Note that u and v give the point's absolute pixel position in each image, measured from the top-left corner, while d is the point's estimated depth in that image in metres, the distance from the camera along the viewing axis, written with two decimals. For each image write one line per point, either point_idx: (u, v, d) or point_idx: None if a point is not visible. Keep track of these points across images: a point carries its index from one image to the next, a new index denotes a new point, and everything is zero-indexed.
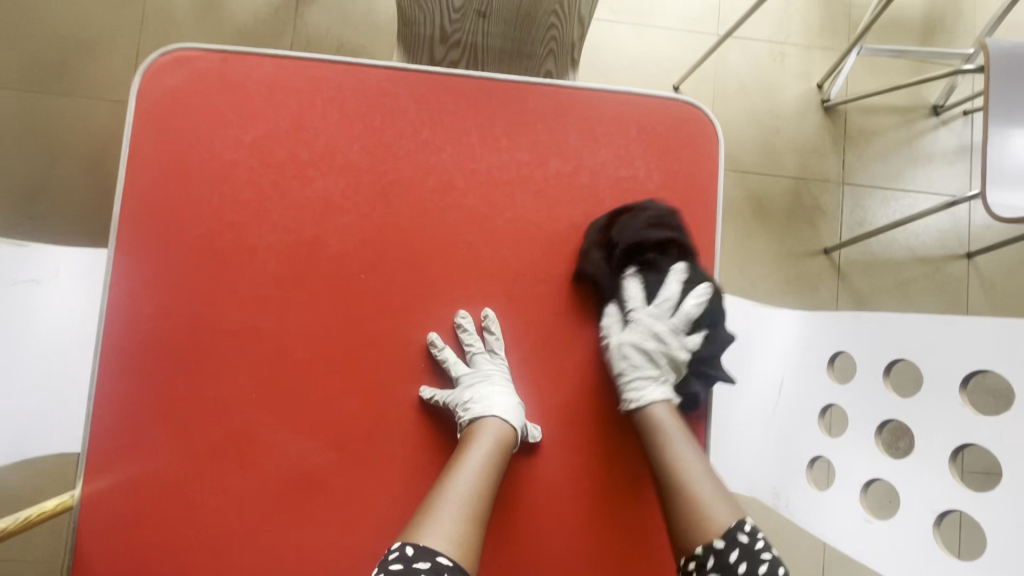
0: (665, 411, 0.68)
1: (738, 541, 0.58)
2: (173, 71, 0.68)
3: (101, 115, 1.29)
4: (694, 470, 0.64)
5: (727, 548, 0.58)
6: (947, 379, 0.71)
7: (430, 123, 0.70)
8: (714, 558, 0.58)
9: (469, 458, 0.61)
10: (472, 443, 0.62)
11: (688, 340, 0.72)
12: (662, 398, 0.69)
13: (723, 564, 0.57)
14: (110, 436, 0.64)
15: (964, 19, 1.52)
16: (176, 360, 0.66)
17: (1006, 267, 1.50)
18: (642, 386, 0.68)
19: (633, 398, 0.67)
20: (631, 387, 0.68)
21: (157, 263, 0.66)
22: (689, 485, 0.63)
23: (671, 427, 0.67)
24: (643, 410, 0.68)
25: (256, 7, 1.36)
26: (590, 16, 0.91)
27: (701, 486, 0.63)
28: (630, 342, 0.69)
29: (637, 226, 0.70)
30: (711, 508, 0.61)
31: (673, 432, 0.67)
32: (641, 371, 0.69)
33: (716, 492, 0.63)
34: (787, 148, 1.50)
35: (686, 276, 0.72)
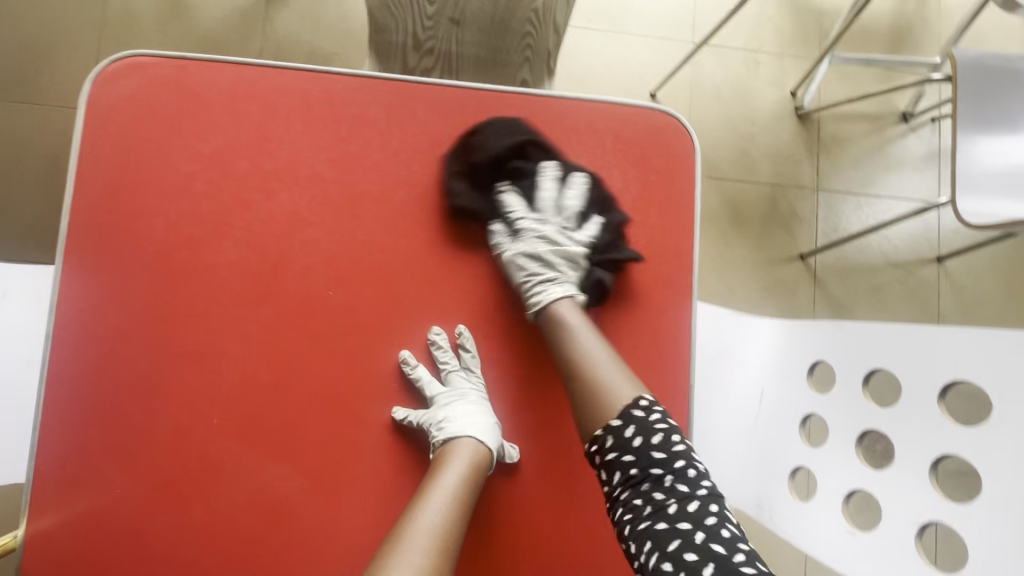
0: (572, 306, 0.66)
1: (633, 417, 0.58)
2: (125, 78, 0.64)
3: (60, 125, 1.25)
4: (596, 356, 0.62)
5: (624, 425, 0.58)
6: (926, 389, 0.71)
7: (402, 133, 0.67)
8: (612, 437, 0.58)
9: (439, 484, 0.57)
10: (445, 466, 0.58)
11: (583, 235, 0.70)
12: (566, 293, 0.67)
13: (623, 441, 0.58)
14: (58, 469, 0.60)
15: (930, 28, 1.56)
16: (129, 385, 0.62)
17: (975, 271, 1.53)
18: (543, 288, 0.66)
19: (536, 300, 0.65)
20: (532, 291, 0.66)
21: (110, 283, 0.62)
22: (592, 369, 0.61)
23: (574, 317, 0.65)
24: (548, 311, 0.65)
25: (223, 13, 1.33)
26: (565, 22, 0.90)
27: (603, 367, 0.61)
28: (519, 251, 0.67)
29: (497, 136, 0.68)
30: (614, 387, 0.60)
31: (575, 321, 0.65)
32: (541, 273, 0.67)
33: (618, 370, 0.62)
34: (763, 155, 1.51)
35: (559, 171, 0.70)
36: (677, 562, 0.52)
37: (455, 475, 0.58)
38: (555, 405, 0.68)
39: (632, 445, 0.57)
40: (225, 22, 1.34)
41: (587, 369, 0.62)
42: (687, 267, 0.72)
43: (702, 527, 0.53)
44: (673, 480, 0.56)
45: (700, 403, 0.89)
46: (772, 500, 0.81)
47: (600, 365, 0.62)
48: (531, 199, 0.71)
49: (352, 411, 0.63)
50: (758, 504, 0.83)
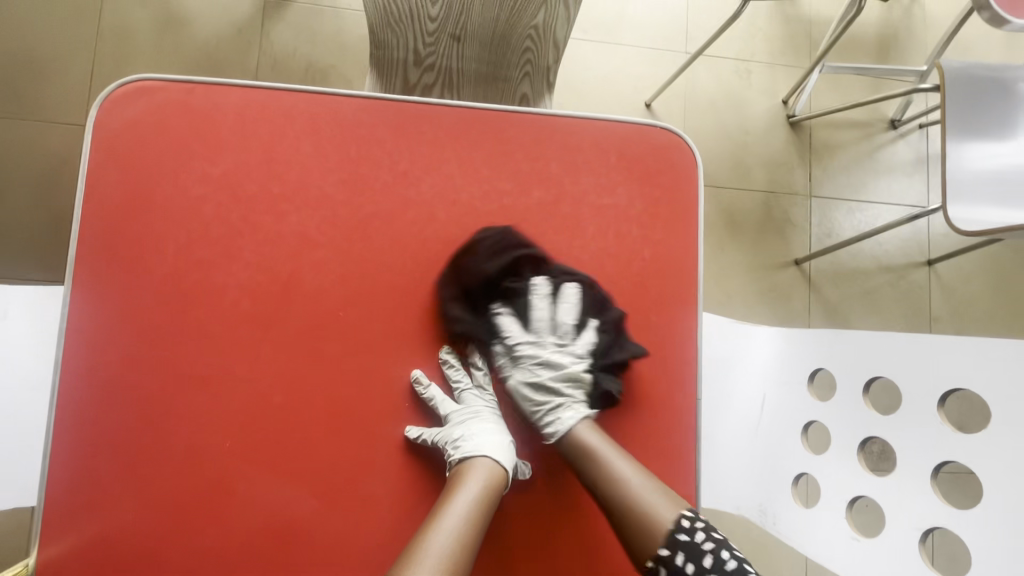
0: (590, 426, 0.67)
1: (679, 542, 0.58)
2: (133, 102, 0.64)
3: (55, 140, 1.24)
4: (632, 480, 0.62)
5: (671, 554, 0.58)
6: (926, 397, 0.72)
7: (410, 153, 0.68)
8: (664, 568, 0.58)
9: (453, 506, 0.57)
10: (458, 490, 0.58)
11: (582, 345, 0.73)
12: (582, 416, 0.68)
13: (674, 568, 0.57)
14: (69, 495, 0.60)
15: (916, 37, 1.60)
16: (140, 409, 0.61)
17: (964, 273, 1.56)
18: (556, 415, 0.68)
19: (551, 429, 0.67)
20: (545, 421, 0.68)
21: (119, 306, 0.62)
22: (624, 490, 0.61)
23: (595, 439, 0.66)
24: (569, 437, 0.67)
25: (220, 28, 1.34)
26: (566, 38, 0.91)
27: (638, 488, 0.61)
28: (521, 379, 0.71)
29: (485, 263, 0.67)
30: (651, 506, 0.60)
31: (603, 446, 0.64)
32: (550, 400, 0.69)
33: (653, 489, 0.62)
34: (757, 163, 1.54)
35: (549, 287, 0.72)
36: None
37: (468, 499, 0.58)
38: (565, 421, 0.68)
39: (684, 573, 0.56)
40: (222, 36, 1.34)
41: (619, 490, 0.61)
42: (690, 281, 0.73)
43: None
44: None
45: (706, 411, 0.90)
46: (775, 506, 0.82)
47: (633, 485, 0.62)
48: (525, 319, 0.74)
49: (363, 431, 0.64)
50: (762, 511, 0.84)
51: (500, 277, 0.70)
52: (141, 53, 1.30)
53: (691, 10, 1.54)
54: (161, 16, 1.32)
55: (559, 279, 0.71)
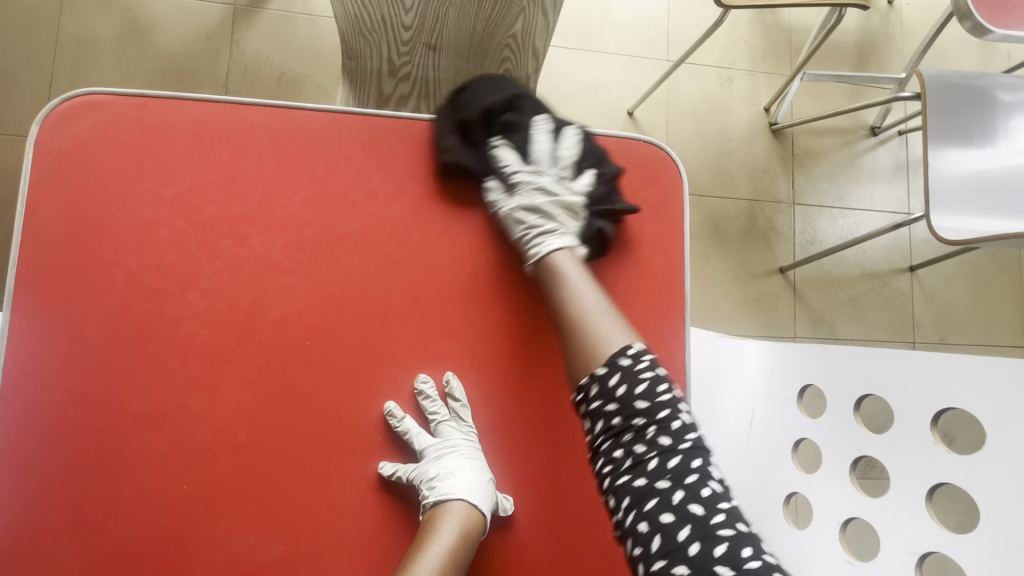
0: (571, 254, 0.62)
1: (619, 365, 0.53)
2: (79, 118, 0.60)
3: (12, 153, 1.19)
4: (589, 303, 0.58)
5: (608, 373, 0.53)
6: (919, 415, 0.71)
7: (381, 170, 0.64)
8: (596, 385, 0.53)
9: (422, 560, 0.52)
10: (429, 540, 0.54)
11: (580, 185, 0.66)
12: (564, 244, 0.63)
13: (608, 390, 0.52)
14: (6, 551, 0.54)
15: (894, 44, 1.60)
16: (87, 453, 0.56)
17: (946, 279, 1.57)
18: (541, 239, 0.63)
19: (535, 251, 0.62)
20: (530, 243, 0.63)
21: (63, 341, 0.57)
22: (583, 318, 0.58)
23: (574, 265, 0.61)
24: (547, 261, 0.62)
25: (188, 35, 1.29)
26: (545, 48, 0.89)
27: (594, 315, 0.57)
28: (516, 205, 0.63)
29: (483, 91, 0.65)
30: (605, 335, 0.56)
31: (576, 273, 0.61)
32: (541, 222, 0.63)
33: (612, 318, 0.58)
34: (740, 170, 1.53)
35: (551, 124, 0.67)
36: (654, 524, 0.48)
37: (440, 547, 0.53)
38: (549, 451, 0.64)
39: (616, 394, 0.52)
40: (189, 45, 1.29)
41: (578, 316, 0.58)
42: (678, 298, 0.70)
43: (682, 485, 0.49)
44: (656, 429, 0.51)
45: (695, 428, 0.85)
46: (767, 529, 0.79)
47: (591, 313, 0.58)
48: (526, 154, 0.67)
49: (334, 469, 0.59)
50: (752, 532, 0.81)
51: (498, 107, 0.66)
52: (104, 63, 1.25)
53: (671, 18, 1.52)
54: (125, 24, 1.27)
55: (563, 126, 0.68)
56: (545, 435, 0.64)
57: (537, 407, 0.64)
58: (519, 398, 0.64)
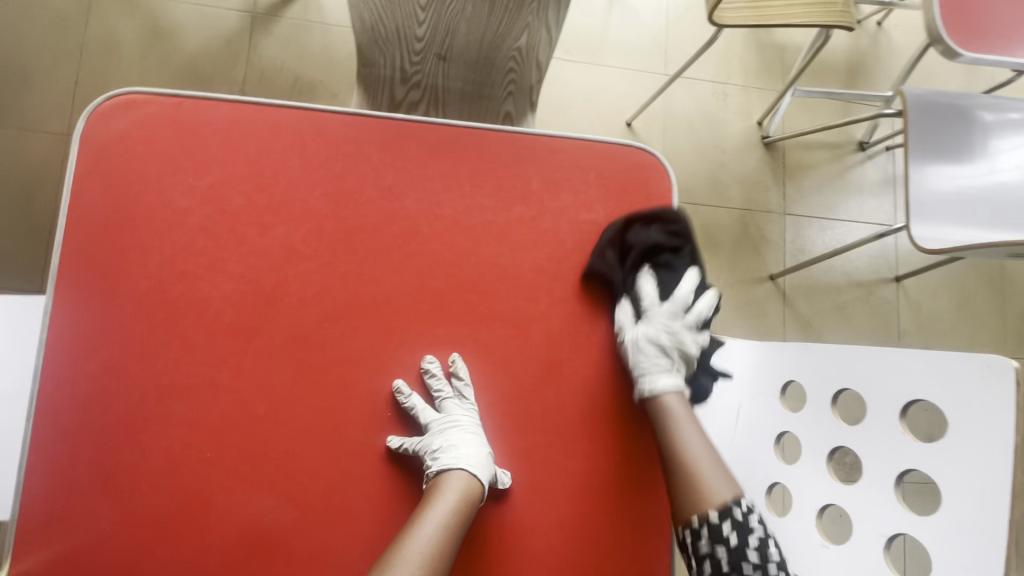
0: (677, 400, 0.69)
1: (732, 513, 0.60)
2: (121, 114, 0.66)
3: (40, 147, 1.26)
4: (698, 448, 0.64)
5: (721, 521, 0.60)
6: (889, 407, 0.76)
7: (394, 169, 0.70)
8: (708, 528, 0.60)
9: (429, 519, 0.57)
10: (439, 497, 0.59)
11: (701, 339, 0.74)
12: (675, 387, 0.69)
13: (720, 536, 0.59)
14: (45, 507, 0.59)
15: (882, 64, 1.68)
16: (121, 420, 0.61)
17: (930, 290, 1.63)
18: (658, 374, 0.69)
19: (649, 385, 0.68)
20: (645, 376, 0.68)
21: (101, 316, 0.62)
22: (695, 464, 0.63)
23: (681, 411, 0.68)
24: (657, 396, 0.68)
25: (208, 40, 1.36)
26: (548, 60, 0.95)
27: (703, 461, 0.64)
28: (645, 335, 0.69)
29: (652, 232, 0.73)
30: (715, 485, 0.62)
31: (684, 419, 0.67)
32: (659, 361, 0.69)
33: (719, 467, 0.64)
34: (733, 181, 1.59)
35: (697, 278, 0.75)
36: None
37: (449, 501, 0.59)
38: (545, 431, 0.69)
39: (728, 542, 0.59)
40: (208, 49, 1.35)
41: (688, 461, 0.64)
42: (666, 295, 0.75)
43: None
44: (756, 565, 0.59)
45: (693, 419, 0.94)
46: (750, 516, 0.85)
47: (699, 459, 0.64)
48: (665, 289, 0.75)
49: (347, 442, 0.64)
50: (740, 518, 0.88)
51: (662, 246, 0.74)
52: (127, 64, 1.32)
53: (669, 34, 1.60)
54: (148, 27, 1.34)
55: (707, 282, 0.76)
56: (541, 417, 0.69)
57: (534, 389, 0.69)
58: (517, 382, 0.69)
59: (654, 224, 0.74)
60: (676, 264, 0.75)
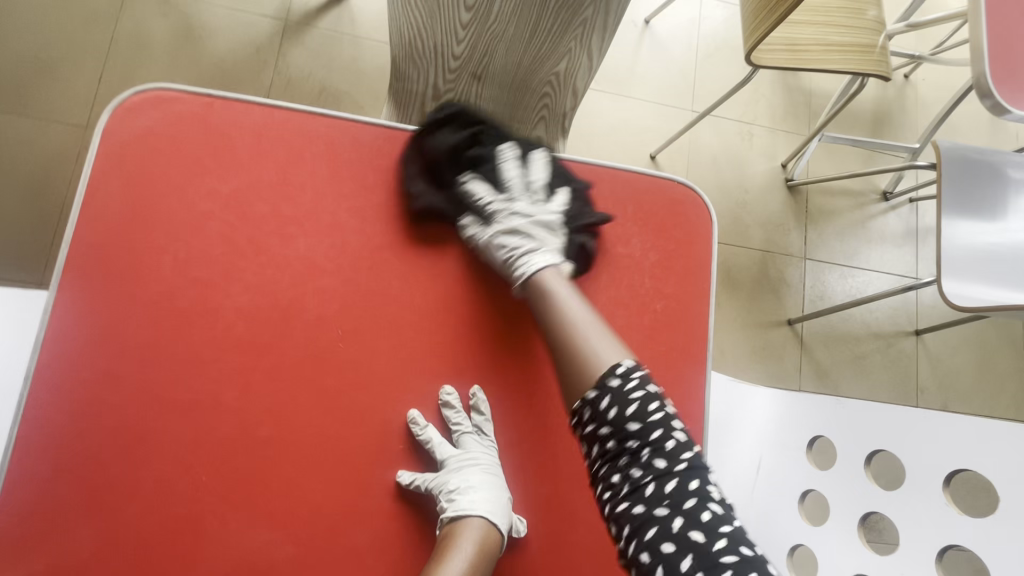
0: (558, 274, 0.64)
1: (608, 387, 0.54)
2: (148, 110, 0.63)
3: (58, 138, 1.25)
4: (578, 316, 0.60)
5: (599, 397, 0.54)
6: (931, 474, 0.72)
7: (427, 187, 0.67)
8: (588, 409, 0.54)
9: (446, 570, 0.52)
10: (456, 543, 0.55)
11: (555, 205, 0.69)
12: (551, 262, 0.65)
13: (599, 414, 0.54)
14: (18, 525, 0.54)
15: (909, 115, 1.67)
16: (112, 433, 0.57)
17: (949, 346, 1.59)
18: (527, 258, 0.64)
19: (523, 272, 0.64)
20: (519, 267, 0.64)
21: (104, 319, 0.58)
22: (574, 336, 0.59)
23: (560, 284, 0.63)
24: (535, 280, 0.64)
25: (238, 44, 1.35)
26: (585, 88, 0.93)
27: (585, 329, 0.59)
28: (496, 232, 0.65)
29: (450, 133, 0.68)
30: (597, 350, 0.58)
31: (563, 292, 0.62)
32: (521, 244, 0.65)
33: (602, 331, 0.60)
34: (754, 222, 1.57)
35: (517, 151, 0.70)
36: (655, 554, 0.49)
37: (470, 549, 0.55)
38: (566, 477, 0.64)
39: (607, 417, 0.53)
40: (237, 53, 1.35)
41: (569, 333, 0.59)
42: (700, 341, 0.70)
43: (680, 510, 0.50)
44: (651, 453, 0.52)
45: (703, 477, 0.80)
46: None
47: (583, 327, 0.59)
48: (496, 183, 0.70)
49: (354, 471, 0.60)
50: None
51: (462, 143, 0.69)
52: (153, 62, 1.31)
53: (698, 72, 1.60)
54: (178, 27, 1.33)
55: (524, 145, 0.71)
56: (563, 460, 0.64)
57: (556, 428, 0.65)
58: (539, 419, 0.65)
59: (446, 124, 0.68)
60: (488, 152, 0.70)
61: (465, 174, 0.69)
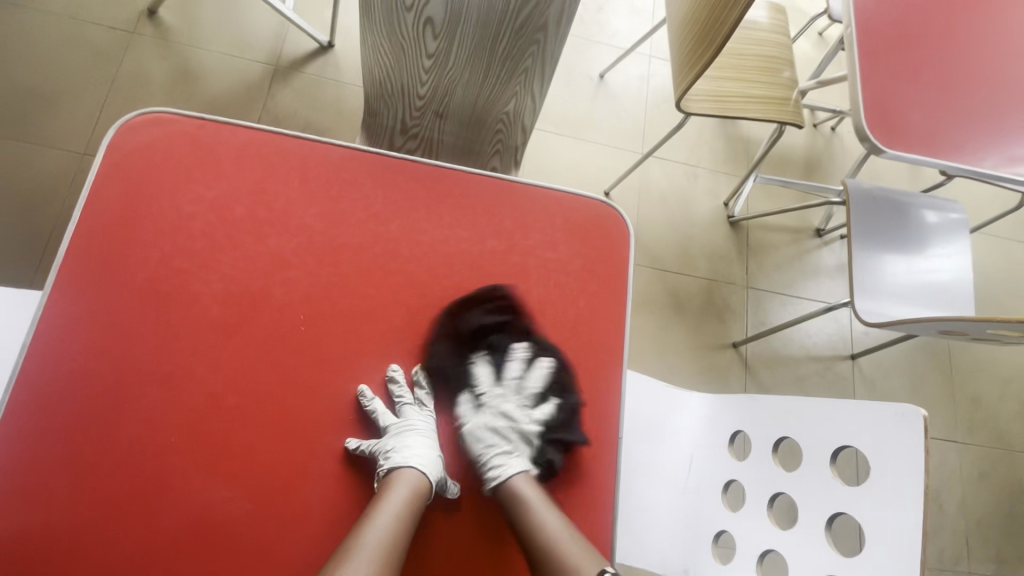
0: (526, 481, 0.72)
1: None
2: (148, 128, 0.74)
3: (54, 162, 1.36)
4: (553, 527, 0.67)
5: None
6: (822, 453, 0.82)
7: (384, 196, 0.78)
8: None
9: (385, 505, 0.64)
10: (392, 486, 0.65)
11: (539, 414, 0.78)
12: (520, 470, 0.73)
13: None
14: (3, 477, 0.61)
15: (836, 162, 1.88)
16: (93, 400, 0.65)
17: (882, 369, 1.72)
18: (501, 461, 0.73)
19: (494, 474, 0.71)
20: (490, 465, 0.72)
21: (93, 300, 0.67)
22: (552, 542, 0.66)
23: (529, 492, 0.71)
24: (505, 485, 0.71)
25: (231, 85, 1.50)
26: (532, 125, 1.08)
27: (563, 539, 0.66)
28: (480, 425, 0.77)
29: (476, 316, 0.77)
30: (579, 561, 0.65)
31: (534, 501, 0.70)
32: (495, 447, 0.74)
33: (575, 542, 0.67)
34: (700, 253, 1.71)
35: (529, 352, 0.79)
36: None
37: (403, 488, 0.66)
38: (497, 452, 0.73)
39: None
40: (229, 93, 1.49)
41: (543, 542, 0.65)
42: (618, 336, 0.80)
43: None
44: None
45: (638, 472, 1.00)
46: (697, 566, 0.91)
47: (558, 536, 0.66)
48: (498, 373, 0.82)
49: (307, 436, 0.68)
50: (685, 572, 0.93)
51: (489, 330, 0.78)
52: (151, 98, 1.44)
53: (647, 119, 1.79)
54: (176, 69, 1.48)
55: (541, 348, 0.78)
56: None
57: None
58: None
59: (473, 306, 0.77)
60: (504, 344, 0.80)
61: (474, 358, 0.82)
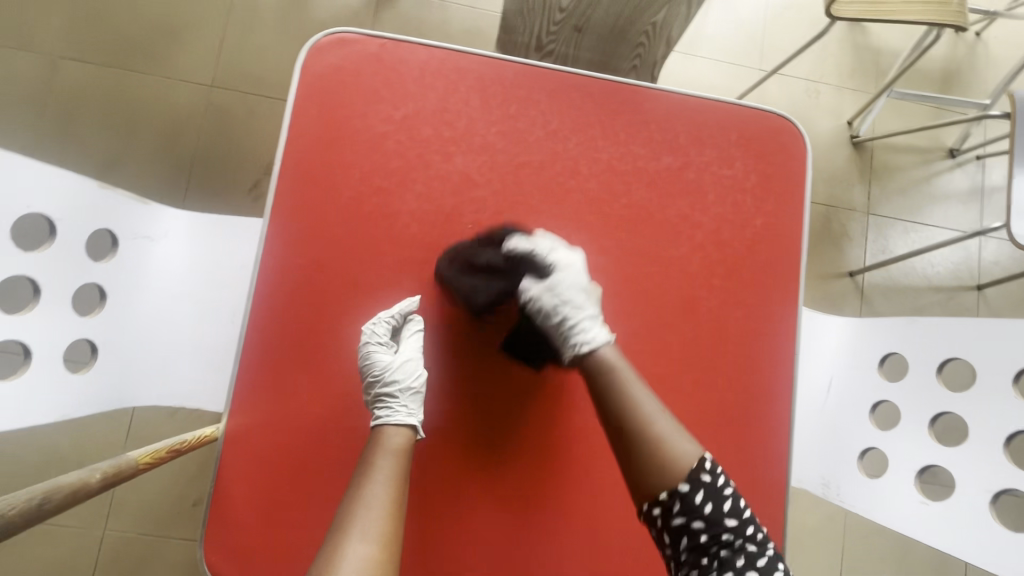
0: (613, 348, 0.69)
1: (702, 482, 0.60)
2: (334, 48, 0.75)
3: (182, 94, 1.41)
4: (653, 411, 0.64)
5: (692, 492, 0.60)
6: (1000, 375, 0.82)
7: (561, 114, 0.78)
8: (680, 502, 0.60)
9: (377, 469, 0.61)
10: (377, 452, 0.63)
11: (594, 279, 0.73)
12: (606, 337, 0.69)
13: (693, 507, 0.60)
14: (257, 376, 0.69)
15: (978, 73, 1.68)
16: (319, 310, 0.71)
17: (1012, 300, 1.62)
18: (585, 331, 0.69)
19: (578, 346, 0.68)
20: (573, 336, 0.69)
21: (307, 219, 0.72)
22: (650, 426, 0.63)
23: (621, 363, 0.68)
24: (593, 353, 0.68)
25: (339, 9, 1.48)
26: (678, 37, 1.02)
27: (661, 421, 0.64)
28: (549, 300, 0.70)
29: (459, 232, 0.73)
30: (677, 443, 0.62)
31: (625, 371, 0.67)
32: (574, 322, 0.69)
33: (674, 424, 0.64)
34: (819, 178, 1.62)
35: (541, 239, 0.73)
36: None
37: (390, 454, 0.63)
38: (679, 366, 0.76)
39: (701, 512, 0.60)
40: (338, 17, 1.47)
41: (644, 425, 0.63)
42: (791, 256, 0.80)
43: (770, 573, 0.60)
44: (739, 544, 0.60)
45: None
46: (841, 481, 0.89)
47: (654, 416, 0.64)
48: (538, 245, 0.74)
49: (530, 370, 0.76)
50: (824, 484, 0.91)
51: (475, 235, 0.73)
52: (266, 27, 1.45)
53: (766, 32, 1.65)
54: None
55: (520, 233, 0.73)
56: (679, 348, 0.77)
57: (676, 320, 0.77)
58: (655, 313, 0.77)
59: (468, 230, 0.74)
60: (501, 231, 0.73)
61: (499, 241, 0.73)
